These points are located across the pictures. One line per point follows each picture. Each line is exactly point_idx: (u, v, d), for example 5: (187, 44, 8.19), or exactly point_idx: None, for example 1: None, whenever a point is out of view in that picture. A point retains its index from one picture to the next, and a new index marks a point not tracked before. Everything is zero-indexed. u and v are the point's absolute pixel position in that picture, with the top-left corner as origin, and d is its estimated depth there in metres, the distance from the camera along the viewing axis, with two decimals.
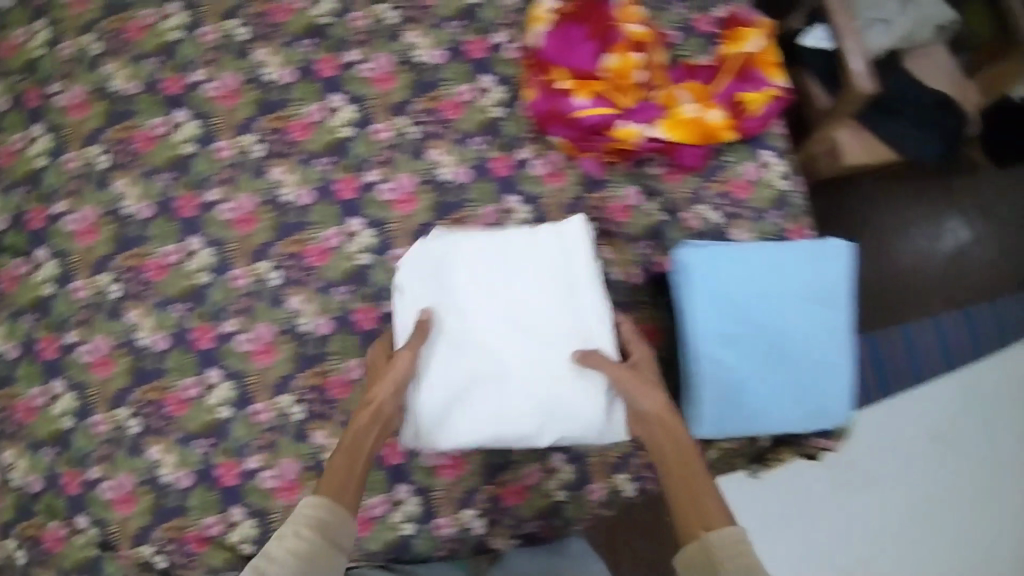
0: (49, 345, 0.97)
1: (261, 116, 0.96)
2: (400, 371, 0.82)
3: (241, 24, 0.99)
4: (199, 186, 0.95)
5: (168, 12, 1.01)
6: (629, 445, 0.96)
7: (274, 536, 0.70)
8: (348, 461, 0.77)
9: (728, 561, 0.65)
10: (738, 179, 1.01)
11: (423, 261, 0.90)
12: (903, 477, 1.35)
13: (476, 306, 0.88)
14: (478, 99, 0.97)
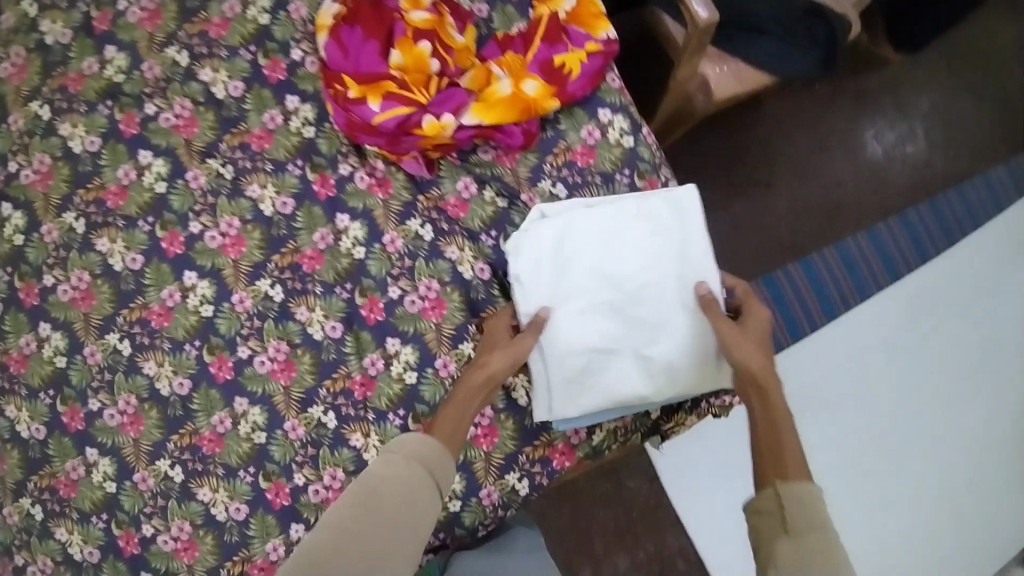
0: None
1: (79, 191, 0.96)
2: (519, 347, 0.87)
3: (41, 103, 0.97)
4: (35, 275, 0.96)
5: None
6: (512, 444, 0.93)
7: (381, 463, 0.80)
8: (455, 426, 0.84)
9: (796, 515, 0.69)
10: (580, 146, 1.00)
11: (522, 250, 0.92)
12: (865, 392, 1.40)
13: (592, 286, 0.92)
14: (287, 122, 0.95)
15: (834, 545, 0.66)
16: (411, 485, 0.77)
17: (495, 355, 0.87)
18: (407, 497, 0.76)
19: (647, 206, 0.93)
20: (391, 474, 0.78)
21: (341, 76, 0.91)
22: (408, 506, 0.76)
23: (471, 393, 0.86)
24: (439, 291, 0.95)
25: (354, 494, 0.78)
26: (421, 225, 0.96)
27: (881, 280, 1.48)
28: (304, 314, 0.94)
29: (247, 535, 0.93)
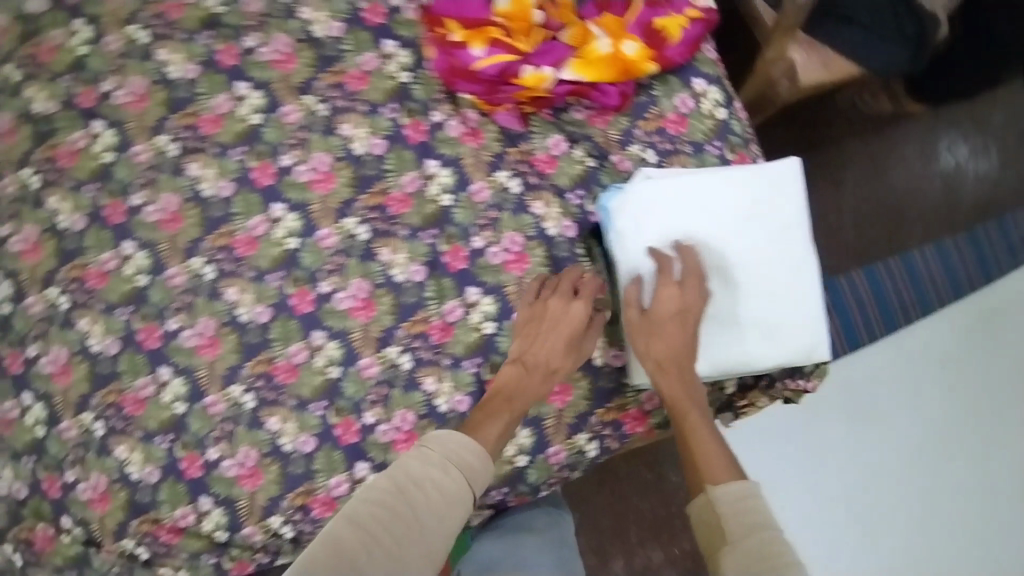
0: (12, 361, 0.98)
1: (173, 116, 0.97)
2: (588, 345, 0.91)
3: (143, 29, 0.99)
4: (124, 193, 0.96)
5: (71, 25, 1.01)
6: (585, 404, 0.94)
7: (414, 472, 0.76)
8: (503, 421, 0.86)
9: (732, 521, 0.67)
10: (673, 114, 0.99)
11: (653, 203, 0.87)
12: (904, 411, 1.33)
13: (695, 255, 0.87)
14: (382, 66, 0.98)
15: (772, 540, 0.63)
16: (445, 500, 0.75)
17: (569, 345, 0.89)
18: (438, 511, 0.74)
19: (767, 175, 0.88)
20: (429, 480, 0.75)
21: (445, 20, 0.93)
22: (439, 516, 0.74)
23: (534, 381, 0.88)
24: (522, 244, 0.95)
25: (381, 496, 0.73)
26: (510, 177, 0.96)
27: (943, 295, 1.53)
28: (386, 255, 0.95)
29: (312, 468, 0.93)
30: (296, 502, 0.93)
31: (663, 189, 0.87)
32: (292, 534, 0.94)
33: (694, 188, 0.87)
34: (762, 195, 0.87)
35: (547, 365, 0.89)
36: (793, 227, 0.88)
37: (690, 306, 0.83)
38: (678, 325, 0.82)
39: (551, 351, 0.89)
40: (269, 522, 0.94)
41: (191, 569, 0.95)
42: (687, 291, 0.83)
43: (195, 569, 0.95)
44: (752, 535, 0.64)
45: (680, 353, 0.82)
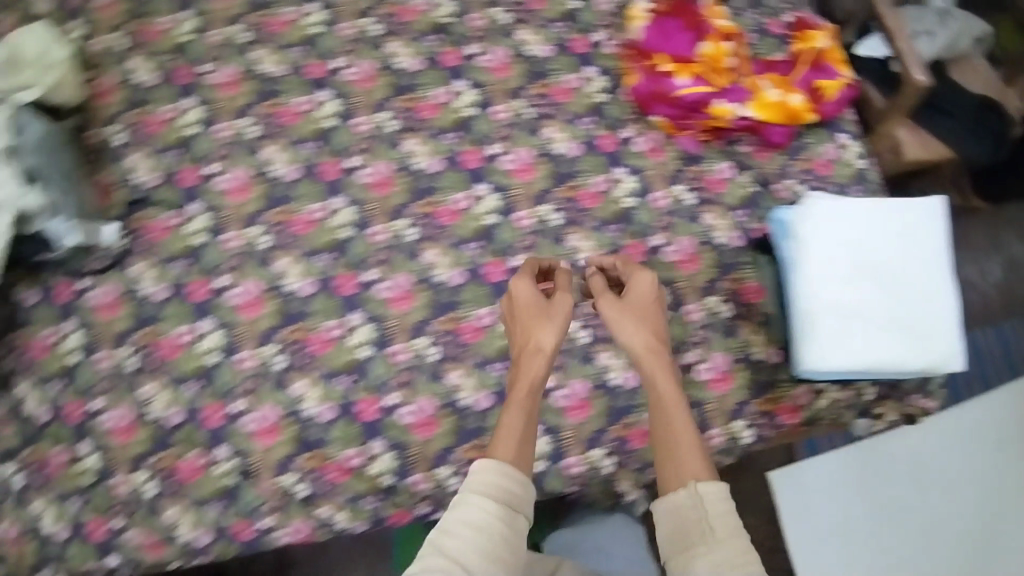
0: (199, 288, 1.03)
1: (396, 97, 1.08)
2: (561, 313, 0.89)
3: (376, 22, 1.12)
4: (341, 154, 1.06)
5: (305, 7, 1.13)
6: (745, 394, 1.01)
7: (448, 527, 0.70)
8: (522, 414, 0.82)
9: (712, 520, 0.70)
10: (820, 158, 1.11)
11: (828, 217, 0.99)
12: (952, 475, 1.19)
13: (860, 265, 0.98)
14: (583, 86, 1.10)
15: (740, 544, 0.68)
16: (490, 539, 0.69)
17: (548, 321, 0.88)
18: (484, 552, 0.68)
19: (921, 209, 1.00)
20: (461, 523, 0.70)
21: (655, 53, 1.06)
22: (481, 547, 0.68)
23: (531, 364, 0.86)
24: (694, 248, 1.05)
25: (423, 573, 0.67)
26: (686, 190, 1.07)
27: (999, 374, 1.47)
28: (574, 241, 1.04)
29: (485, 425, 0.99)
30: (468, 455, 0.98)
31: (836, 207, 0.99)
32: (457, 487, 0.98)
33: (861, 210, 1.00)
34: (916, 225, 1.00)
35: (526, 345, 0.88)
36: (939, 256, 1.01)
37: (650, 302, 0.91)
38: (644, 316, 0.89)
39: (528, 334, 0.89)
40: (438, 473, 0.98)
41: (351, 511, 0.98)
42: (637, 289, 0.92)
43: (355, 511, 0.98)
44: (727, 540, 0.69)
45: (649, 339, 0.87)
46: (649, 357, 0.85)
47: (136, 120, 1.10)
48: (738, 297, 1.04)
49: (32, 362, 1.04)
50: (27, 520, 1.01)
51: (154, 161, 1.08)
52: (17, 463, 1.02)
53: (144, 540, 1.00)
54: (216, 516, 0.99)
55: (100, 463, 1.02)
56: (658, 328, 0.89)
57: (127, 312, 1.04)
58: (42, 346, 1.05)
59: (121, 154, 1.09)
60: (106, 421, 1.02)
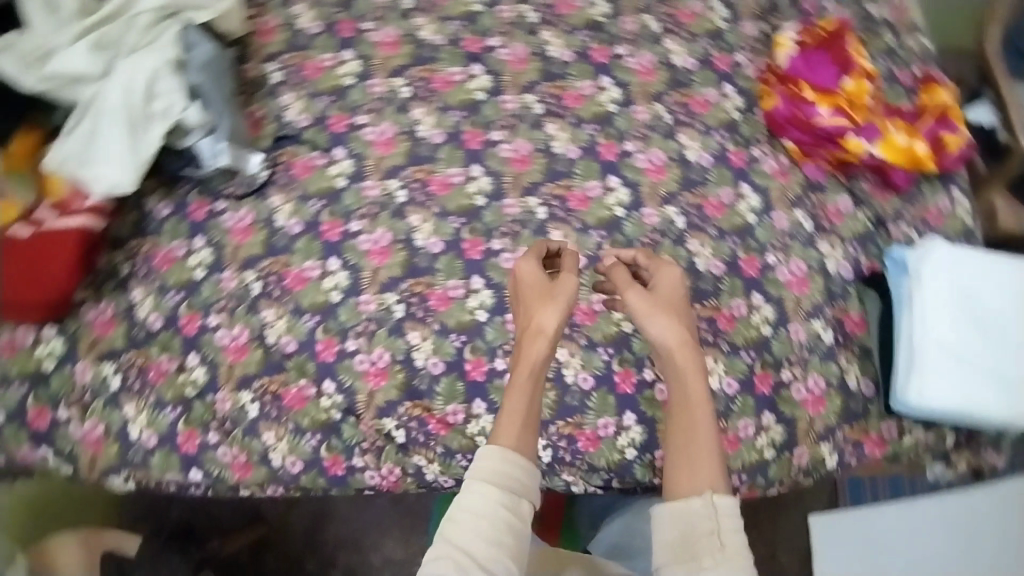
0: (333, 228, 1.07)
1: (544, 83, 1.15)
2: (565, 296, 0.92)
3: (533, 10, 1.19)
4: (485, 127, 1.12)
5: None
6: (835, 418, 1.05)
7: (455, 516, 0.78)
8: (521, 396, 0.86)
9: (722, 530, 0.74)
10: (934, 209, 1.15)
11: (945, 260, 1.05)
12: None
13: (966, 310, 1.04)
14: (721, 101, 1.16)
15: (745, 561, 0.72)
16: (493, 523, 0.77)
17: (550, 304, 0.91)
18: (488, 536, 0.76)
19: None
20: (463, 510, 0.78)
21: (798, 80, 1.13)
22: (487, 531, 0.76)
23: (533, 345, 0.89)
24: (805, 272, 1.09)
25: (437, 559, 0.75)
26: (805, 216, 1.11)
27: None
28: (694, 245, 1.08)
29: (586, 404, 1.03)
30: (564, 430, 1.02)
31: (954, 253, 1.05)
32: (548, 460, 1.03)
33: (977, 261, 1.05)
34: None
35: (537, 328, 0.90)
36: None
37: (673, 299, 0.93)
38: (670, 311, 0.90)
39: (535, 320, 0.91)
40: None
41: (444, 464, 1.02)
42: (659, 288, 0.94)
43: (447, 465, 1.02)
44: (733, 558, 0.72)
45: (681, 339, 0.88)
46: (675, 355, 0.87)
47: (294, 62, 1.15)
48: (841, 326, 1.08)
49: (159, 272, 1.08)
50: (125, 421, 1.04)
51: (306, 103, 1.13)
52: (126, 364, 1.06)
53: (234, 458, 1.03)
54: (312, 448, 1.02)
55: (207, 376, 1.05)
56: (686, 323, 0.91)
57: (259, 240, 1.08)
58: (170, 258, 1.09)
59: (274, 91, 1.14)
60: (221, 338, 1.05)
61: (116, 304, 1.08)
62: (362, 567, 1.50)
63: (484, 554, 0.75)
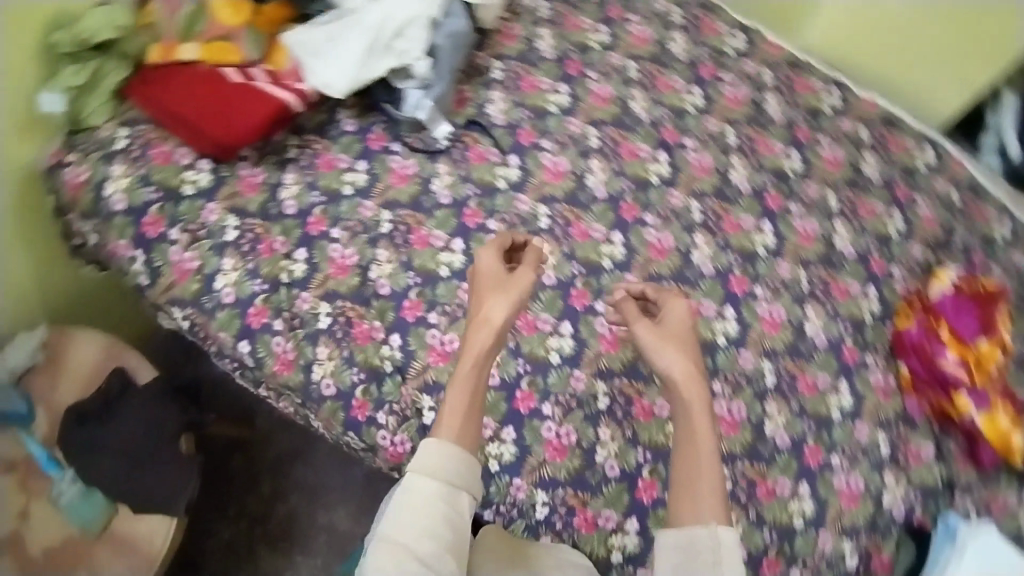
0: (473, 216, 1.15)
1: (712, 199, 1.21)
2: (518, 288, 0.95)
3: (735, 134, 1.26)
4: (644, 206, 1.19)
5: (690, 87, 1.29)
6: None
7: (396, 511, 0.81)
8: (463, 390, 0.88)
9: (720, 556, 0.78)
10: (1004, 504, 1.09)
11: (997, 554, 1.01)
12: None
13: None
14: (860, 299, 1.21)
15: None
16: (431, 519, 0.80)
17: (497, 294, 0.93)
18: (424, 527, 0.80)
19: None
20: (405, 508, 0.81)
21: (939, 316, 1.15)
22: (429, 523, 0.80)
23: (477, 333, 0.92)
24: (858, 488, 1.08)
25: (381, 551, 0.79)
26: (885, 440, 1.12)
27: None
28: (771, 407, 1.11)
29: (601, 488, 1.03)
30: (570, 499, 1.02)
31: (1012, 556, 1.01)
32: (538, 517, 1.01)
33: None
34: None
35: (485, 318, 0.93)
36: None
37: (683, 333, 0.95)
38: (675, 345, 0.92)
39: (481, 309, 0.93)
40: (536, 492, 1.01)
41: None
42: (665, 322, 0.96)
43: None
44: None
45: (682, 373, 0.89)
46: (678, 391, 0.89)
47: (516, 70, 1.26)
48: (867, 557, 1.05)
49: (317, 171, 1.17)
50: (216, 269, 1.10)
51: (509, 107, 1.23)
52: (247, 226, 1.12)
53: (282, 351, 1.06)
54: (351, 382, 1.05)
55: (304, 273, 1.10)
56: (693, 354, 0.92)
57: (410, 192, 1.16)
58: (331, 164, 1.17)
59: (489, 83, 1.25)
60: (333, 250, 1.12)
61: (267, 174, 1.16)
62: (305, 519, 1.49)
63: (422, 547, 0.79)
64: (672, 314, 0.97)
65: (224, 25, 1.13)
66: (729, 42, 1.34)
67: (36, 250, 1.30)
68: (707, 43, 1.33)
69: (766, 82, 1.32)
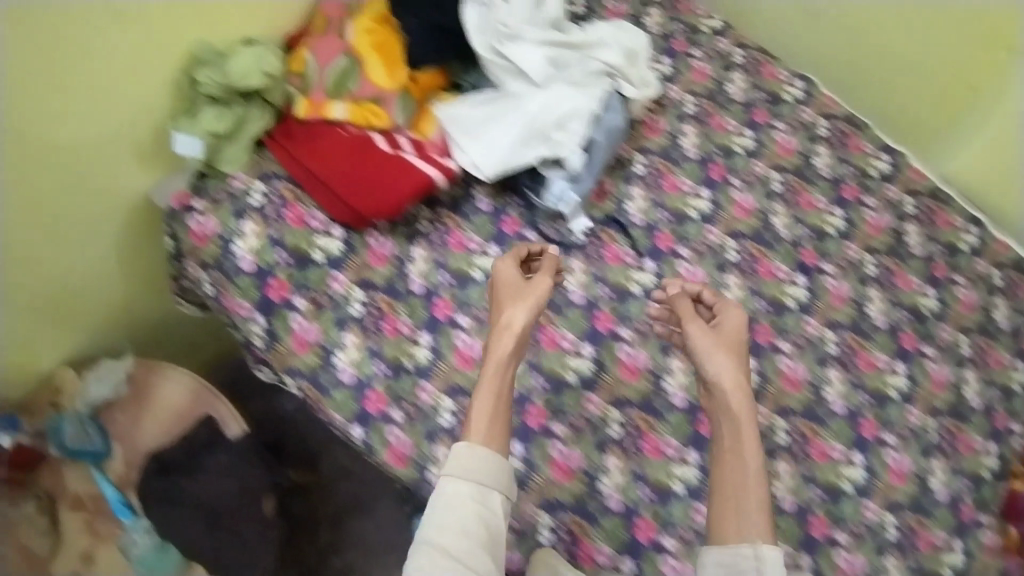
0: (605, 320, 1.10)
1: (849, 331, 1.16)
2: (536, 294, 0.97)
3: (874, 264, 1.21)
4: (779, 331, 1.13)
5: (832, 207, 1.24)
6: None
7: (433, 512, 0.83)
8: (490, 394, 0.90)
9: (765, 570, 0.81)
10: None
11: None
12: None
13: None
14: (982, 453, 1.15)
15: None
16: (464, 516, 0.83)
17: (515, 302, 0.95)
18: (459, 526, 0.82)
19: None
20: (442, 509, 0.83)
21: None
22: (464, 520, 0.82)
23: (500, 340, 0.94)
24: None
25: (422, 552, 0.80)
26: None
27: None
28: (890, 564, 1.06)
29: None
30: None
31: None
32: None
33: None
34: None
35: (504, 321, 0.95)
36: None
37: (733, 341, 0.98)
38: (727, 351, 0.96)
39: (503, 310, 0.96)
40: None
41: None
42: (719, 331, 0.99)
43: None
44: None
45: (731, 386, 0.93)
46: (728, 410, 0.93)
47: (658, 167, 1.21)
48: None
49: (447, 249, 1.11)
50: (336, 345, 1.04)
51: (647, 208, 1.18)
52: (373, 300, 1.07)
53: (397, 442, 1.01)
54: None
55: (427, 360, 1.05)
56: (742, 360, 0.96)
57: None
58: (461, 243, 1.12)
59: (629, 177, 1.20)
60: (458, 340, 1.06)
61: (397, 247, 1.10)
62: None
63: (459, 544, 0.81)
64: (722, 326, 1.00)
65: (375, 87, 1.08)
66: (873, 164, 1.29)
67: (116, 255, 1.21)
68: (852, 162, 1.28)
69: (906, 210, 1.27)
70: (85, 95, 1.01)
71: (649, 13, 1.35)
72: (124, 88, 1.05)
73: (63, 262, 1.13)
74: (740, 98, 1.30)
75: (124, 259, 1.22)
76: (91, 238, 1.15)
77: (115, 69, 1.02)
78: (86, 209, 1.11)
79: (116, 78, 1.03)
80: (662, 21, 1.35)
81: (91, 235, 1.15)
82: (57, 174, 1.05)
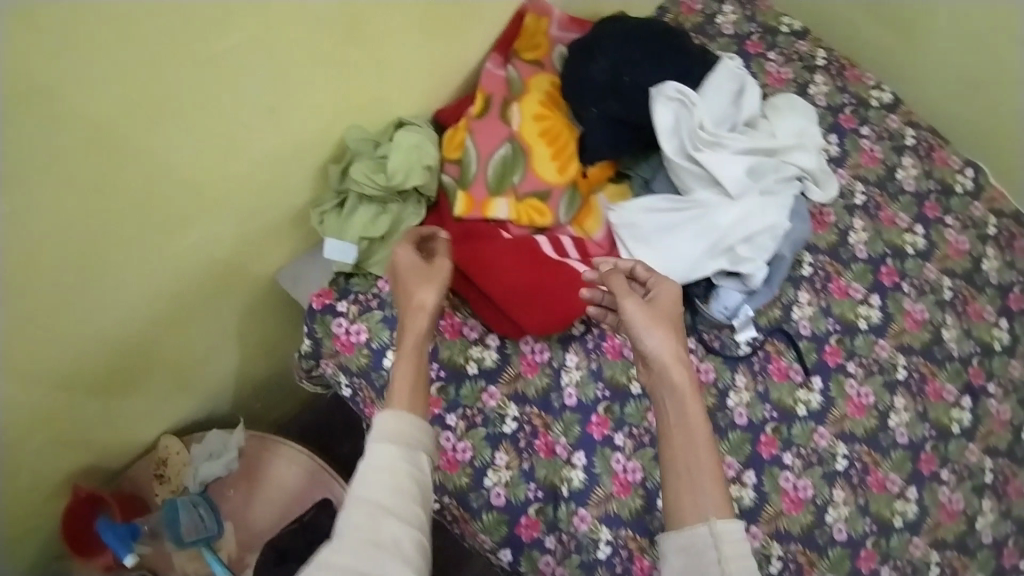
0: (769, 444, 1.04)
1: (1006, 459, 1.11)
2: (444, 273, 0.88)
3: None
4: (942, 458, 1.08)
5: (999, 319, 1.16)
6: None
7: (366, 470, 0.73)
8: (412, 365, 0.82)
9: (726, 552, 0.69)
10: None
11: None
12: None
13: None
14: None
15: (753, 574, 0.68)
16: (396, 479, 0.73)
17: (424, 279, 0.86)
18: (390, 488, 0.72)
19: None
20: (371, 478, 0.72)
21: None
22: (394, 485, 0.72)
23: (414, 321, 0.84)
24: None
25: (354, 511, 0.71)
26: None
27: None
28: None
29: None
30: None
31: None
32: None
33: None
34: None
35: (412, 298, 0.85)
36: None
37: (672, 315, 0.83)
38: (668, 323, 0.82)
39: (410, 284, 0.86)
40: None
41: None
42: (659, 305, 0.83)
43: None
44: None
45: (669, 358, 0.79)
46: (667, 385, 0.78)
47: (827, 269, 1.12)
48: None
49: (603, 356, 1.03)
50: (487, 464, 0.98)
51: (816, 317, 1.09)
52: (526, 415, 1.01)
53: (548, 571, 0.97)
54: None
55: (583, 485, 0.99)
56: (678, 327, 0.82)
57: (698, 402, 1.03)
58: (617, 350, 1.04)
59: (797, 281, 1.11)
60: (614, 462, 1.00)
61: (551, 353, 1.03)
62: None
63: (393, 511, 0.71)
64: (661, 292, 0.85)
65: (544, 183, 0.97)
66: None
67: (235, 334, 1.13)
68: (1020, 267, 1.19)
69: None
70: (215, 191, 0.88)
71: (814, 80, 1.21)
72: (200, 141, 0.81)
73: (153, 348, 0.99)
74: (911, 187, 1.18)
75: (185, 326, 1.01)
76: (126, 301, 0.89)
77: (173, 106, 0.76)
78: (113, 264, 0.84)
79: (171, 106, 0.76)
80: (829, 91, 1.21)
81: (119, 295, 0.87)
82: (116, 244, 0.82)
